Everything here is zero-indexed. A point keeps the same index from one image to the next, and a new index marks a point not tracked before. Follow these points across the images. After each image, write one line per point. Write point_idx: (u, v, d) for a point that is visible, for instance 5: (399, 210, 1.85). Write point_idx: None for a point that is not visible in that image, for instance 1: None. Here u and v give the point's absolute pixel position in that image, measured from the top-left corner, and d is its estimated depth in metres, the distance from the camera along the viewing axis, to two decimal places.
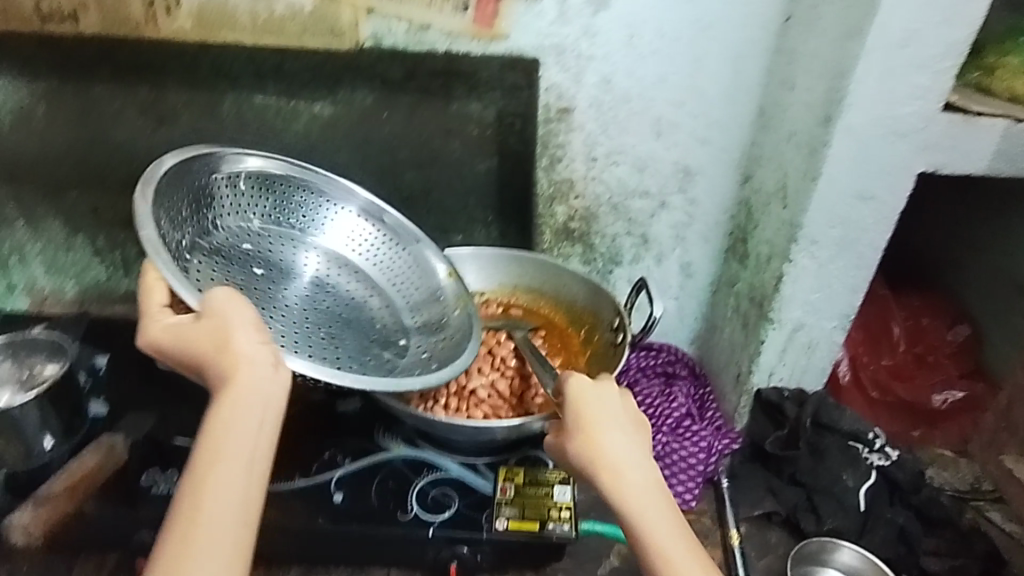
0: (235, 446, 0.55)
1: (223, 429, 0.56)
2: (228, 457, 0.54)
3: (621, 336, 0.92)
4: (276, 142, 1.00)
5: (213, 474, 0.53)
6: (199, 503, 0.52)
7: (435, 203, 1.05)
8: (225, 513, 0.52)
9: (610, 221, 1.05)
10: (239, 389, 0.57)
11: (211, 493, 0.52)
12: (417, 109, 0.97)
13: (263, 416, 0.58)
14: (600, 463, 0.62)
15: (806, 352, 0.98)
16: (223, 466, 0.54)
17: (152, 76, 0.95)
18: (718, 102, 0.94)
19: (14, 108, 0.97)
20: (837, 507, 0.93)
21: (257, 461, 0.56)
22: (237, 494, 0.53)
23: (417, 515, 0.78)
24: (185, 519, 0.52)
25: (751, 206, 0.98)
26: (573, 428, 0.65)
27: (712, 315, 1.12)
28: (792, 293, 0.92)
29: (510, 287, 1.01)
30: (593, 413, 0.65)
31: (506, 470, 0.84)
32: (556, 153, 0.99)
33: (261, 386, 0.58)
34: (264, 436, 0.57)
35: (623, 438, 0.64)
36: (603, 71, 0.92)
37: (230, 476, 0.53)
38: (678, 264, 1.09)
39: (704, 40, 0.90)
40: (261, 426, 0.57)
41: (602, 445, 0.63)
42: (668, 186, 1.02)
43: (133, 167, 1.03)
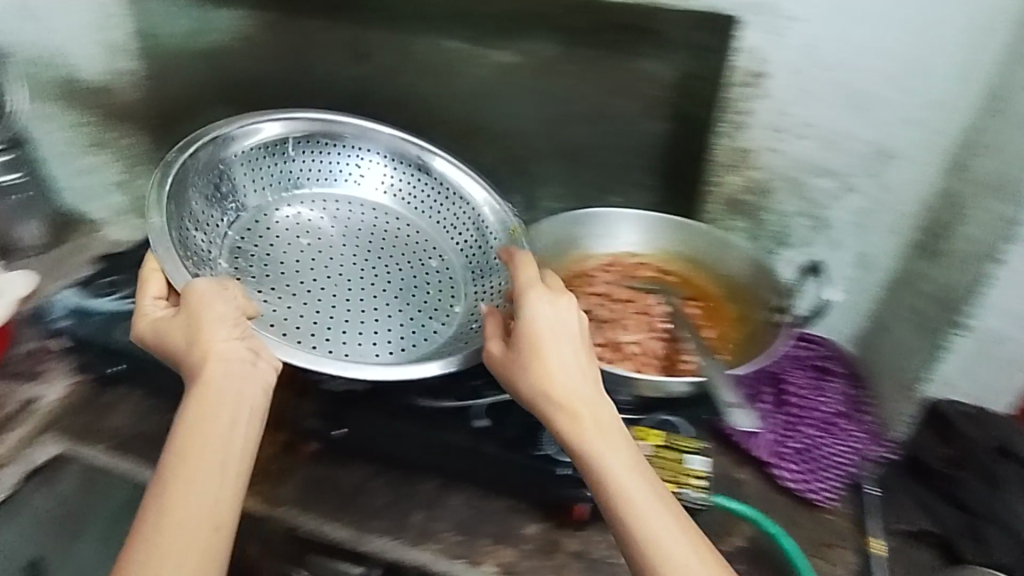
0: (216, 446, 0.59)
1: (203, 434, 0.60)
2: (207, 457, 0.59)
3: (778, 316, 0.89)
4: (456, 84, 1.04)
5: (210, 469, 0.58)
6: (158, 501, 0.56)
7: (599, 160, 1.04)
8: (194, 512, 0.56)
9: (786, 199, 0.99)
10: (219, 394, 0.62)
11: (170, 480, 0.57)
12: (597, 63, 0.97)
13: (243, 416, 0.62)
14: (546, 388, 0.65)
15: (996, 365, 0.92)
16: (205, 462, 0.58)
17: (358, 13, 1.02)
18: (934, 79, 0.85)
19: (238, 35, 1.09)
20: (1010, 537, 0.86)
21: (241, 457, 0.60)
22: (209, 499, 0.57)
23: (548, 453, 0.82)
24: (158, 512, 0.56)
25: (956, 198, 0.88)
26: (522, 350, 0.67)
27: (886, 314, 1.02)
28: (996, 299, 0.87)
29: (669, 252, 0.99)
30: (535, 331, 0.68)
31: (642, 430, 0.83)
32: (738, 119, 0.94)
33: (231, 378, 0.63)
34: (240, 436, 0.61)
35: (567, 353, 0.67)
36: (805, 36, 0.86)
37: (207, 468, 0.58)
38: (853, 255, 1.01)
39: (930, 8, 0.81)
40: (239, 425, 0.61)
41: (556, 373, 0.66)
42: (859, 169, 0.93)
43: (326, 97, 1.12)
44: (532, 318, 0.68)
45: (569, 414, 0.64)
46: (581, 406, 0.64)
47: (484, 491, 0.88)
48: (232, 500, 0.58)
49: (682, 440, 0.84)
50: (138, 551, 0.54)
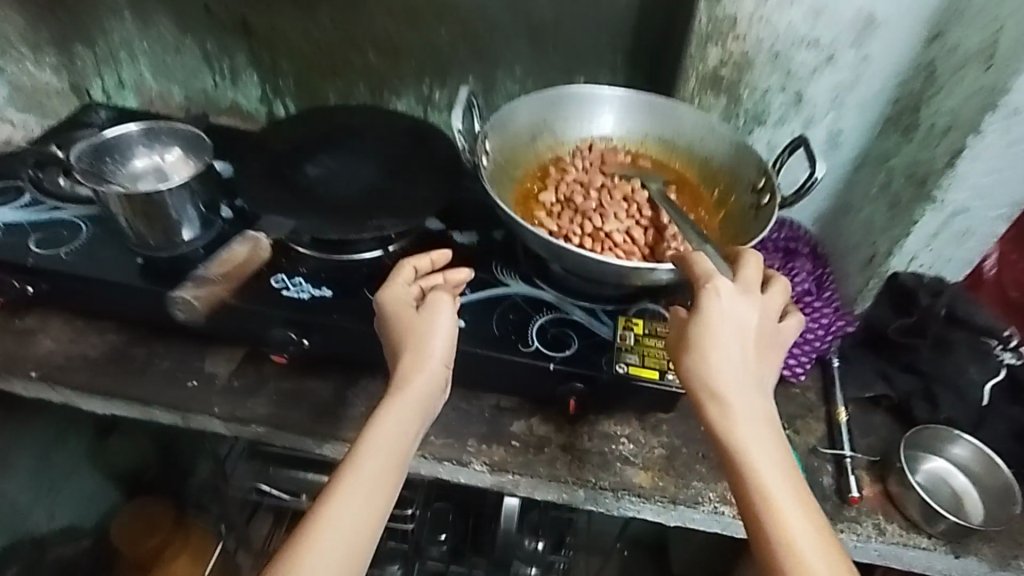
0: (736, 398, 0.60)
1: (732, 424, 0.60)
2: (734, 402, 0.60)
3: (767, 198, 0.84)
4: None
5: (728, 420, 0.60)
6: (757, 484, 0.57)
7: (563, 39, 1.08)
8: (783, 497, 0.56)
9: (763, 71, 0.90)
10: (718, 351, 0.61)
11: (736, 432, 0.59)
12: None
13: (763, 381, 0.63)
14: (705, 372, 0.61)
15: (958, 240, 0.87)
16: (736, 411, 0.60)
17: None
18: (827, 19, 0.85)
19: None
20: (957, 399, 0.83)
21: (764, 410, 0.61)
22: (789, 494, 0.57)
23: (537, 348, 0.80)
24: (763, 490, 0.57)
25: (934, 69, 0.84)
26: (398, 347, 0.69)
27: (850, 193, 1.00)
28: (968, 171, 0.79)
29: (640, 137, 0.96)
30: (716, 320, 0.62)
31: (625, 320, 0.84)
32: (730, 42, 0.88)
33: (729, 324, 0.62)
34: (755, 369, 0.62)
35: (727, 347, 0.62)
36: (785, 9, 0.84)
37: (753, 431, 0.59)
38: (826, 132, 0.96)
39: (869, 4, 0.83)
40: (746, 365, 0.62)
41: (710, 348, 0.61)
42: (842, 37, 0.86)
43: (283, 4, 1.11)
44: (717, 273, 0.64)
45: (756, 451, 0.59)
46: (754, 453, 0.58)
47: (494, 396, 0.86)
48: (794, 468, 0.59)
49: (663, 326, 0.84)
50: (766, 534, 0.55)
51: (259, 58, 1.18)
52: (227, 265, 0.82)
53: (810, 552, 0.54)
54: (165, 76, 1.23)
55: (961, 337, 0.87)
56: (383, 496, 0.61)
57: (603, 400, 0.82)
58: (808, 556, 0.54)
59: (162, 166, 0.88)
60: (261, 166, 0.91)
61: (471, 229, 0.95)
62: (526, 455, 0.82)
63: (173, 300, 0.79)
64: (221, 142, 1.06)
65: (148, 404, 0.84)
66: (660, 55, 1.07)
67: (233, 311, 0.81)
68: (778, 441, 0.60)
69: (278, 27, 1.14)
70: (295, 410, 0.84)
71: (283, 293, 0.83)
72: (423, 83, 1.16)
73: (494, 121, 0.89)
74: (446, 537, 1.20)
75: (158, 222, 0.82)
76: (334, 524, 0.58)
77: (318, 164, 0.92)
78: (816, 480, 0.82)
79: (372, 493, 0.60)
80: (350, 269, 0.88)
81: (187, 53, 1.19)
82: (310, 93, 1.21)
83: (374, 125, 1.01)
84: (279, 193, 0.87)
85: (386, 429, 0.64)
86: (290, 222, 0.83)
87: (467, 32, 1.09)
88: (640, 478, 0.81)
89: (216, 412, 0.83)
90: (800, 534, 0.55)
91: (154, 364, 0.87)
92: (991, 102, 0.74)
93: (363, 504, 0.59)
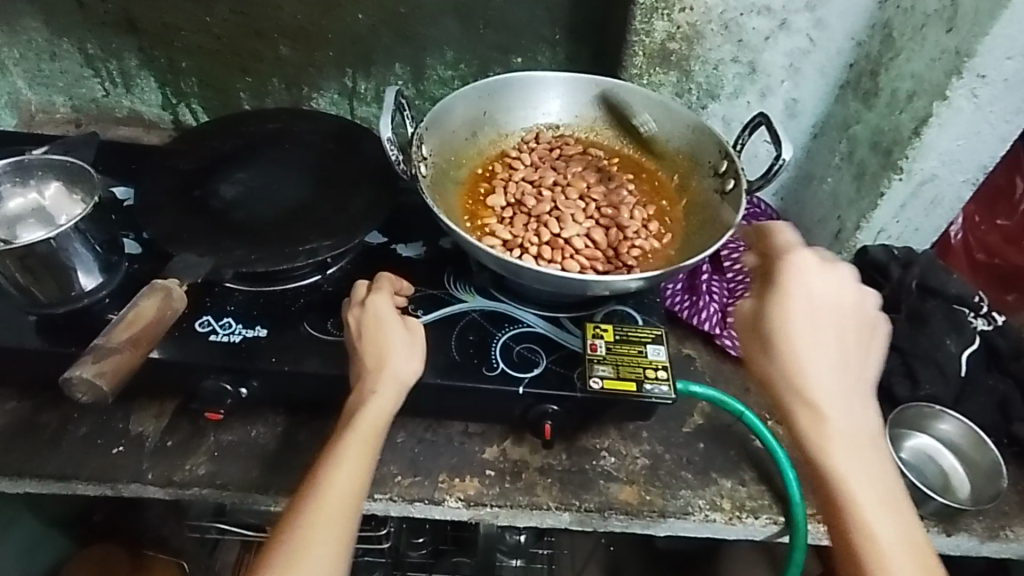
0: (824, 385, 0.55)
1: (824, 420, 0.55)
2: (824, 391, 0.55)
3: (731, 182, 0.78)
4: None
5: (814, 409, 0.55)
6: (841, 476, 0.54)
7: (495, 15, 0.97)
8: (862, 490, 0.54)
9: (714, 42, 0.84)
10: (800, 336, 0.56)
11: (829, 425, 0.55)
12: None
13: (855, 360, 0.57)
14: (790, 358, 0.56)
15: (928, 209, 0.85)
16: (824, 398, 0.55)
17: None
18: None
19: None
20: (937, 373, 0.82)
21: (856, 398, 0.56)
22: (875, 495, 0.54)
23: (504, 371, 0.74)
24: (845, 483, 0.54)
25: (893, 29, 0.80)
26: (363, 355, 0.67)
27: (811, 162, 0.96)
28: (935, 139, 0.76)
29: (590, 121, 0.89)
30: (794, 303, 0.57)
31: (594, 326, 0.78)
32: (678, 15, 0.81)
33: (810, 306, 0.57)
34: (846, 350, 0.57)
35: (809, 330, 0.56)
36: None
37: (841, 418, 0.55)
38: (783, 102, 0.91)
39: None
40: (833, 351, 0.56)
41: (792, 334, 0.56)
42: (795, 0, 0.81)
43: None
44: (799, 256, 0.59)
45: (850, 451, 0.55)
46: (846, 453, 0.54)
47: (462, 423, 0.79)
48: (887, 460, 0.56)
49: (635, 329, 0.79)
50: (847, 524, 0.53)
51: (150, 60, 1.04)
52: (132, 327, 0.60)
53: (887, 546, 0.52)
54: (46, 86, 1.07)
55: (933, 307, 0.85)
56: (351, 505, 0.60)
57: (579, 417, 0.76)
58: (885, 551, 0.52)
59: (43, 207, 0.76)
60: (165, 190, 0.79)
61: (417, 239, 0.87)
62: (502, 485, 0.76)
63: (67, 381, 0.56)
64: (118, 163, 0.93)
65: (64, 480, 0.72)
66: (601, 26, 0.98)
67: (154, 366, 0.70)
68: (871, 427, 0.56)
69: (171, 22, 0.99)
70: (240, 465, 0.74)
71: (211, 338, 0.73)
72: (346, 74, 1.03)
73: (429, 120, 0.79)
74: (424, 541, 1.11)
75: (50, 277, 0.70)
76: (308, 531, 0.57)
77: (233, 184, 0.81)
78: (803, 473, 0.79)
79: (341, 501, 0.59)
80: (283, 300, 0.78)
81: (67, 57, 1.04)
82: (215, 94, 1.06)
83: (294, 129, 0.89)
84: (186, 222, 0.75)
85: (356, 437, 0.62)
86: (207, 259, 0.72)
87: (388, 14, 0.97)
88: (624, 495, 0.76)
89: (148, 479, 0.72)
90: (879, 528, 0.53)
91: (68, 432, 0.76)
92: (957, 66, 0.71)
93: (340, 501, 0.59)
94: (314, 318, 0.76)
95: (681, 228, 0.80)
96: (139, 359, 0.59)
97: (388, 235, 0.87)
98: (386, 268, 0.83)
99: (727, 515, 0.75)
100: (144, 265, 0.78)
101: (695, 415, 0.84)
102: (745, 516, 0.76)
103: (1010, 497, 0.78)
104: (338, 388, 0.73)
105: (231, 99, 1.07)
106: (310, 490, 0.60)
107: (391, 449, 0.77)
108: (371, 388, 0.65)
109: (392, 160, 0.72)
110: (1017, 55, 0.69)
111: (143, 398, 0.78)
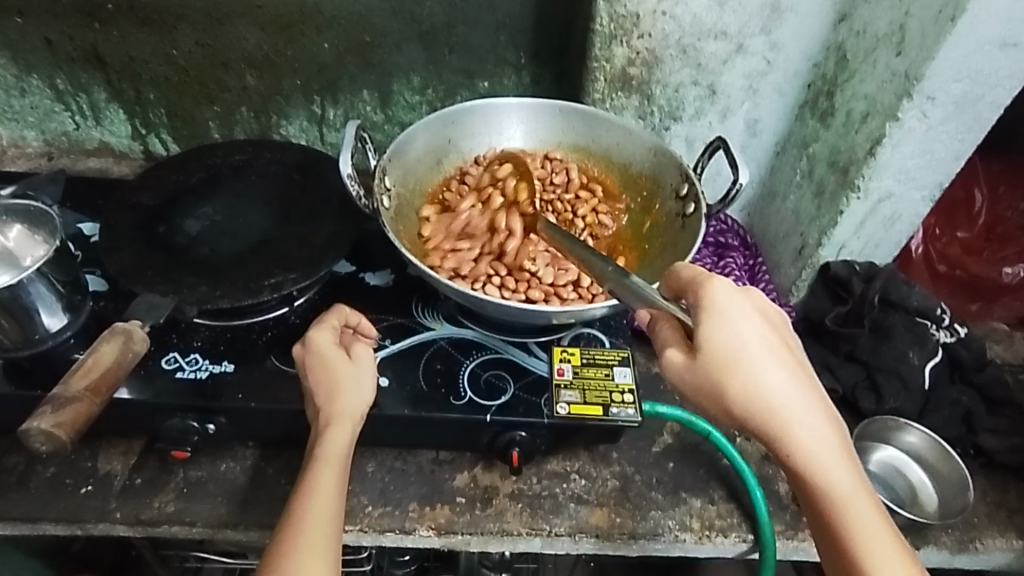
0: (784, 400, 0.54)
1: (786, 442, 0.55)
2: (784, 408, 0.55)
3: (691, 205, 0.79)
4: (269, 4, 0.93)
5: (783, 428, 0.54)
6: (824, 484, 0.54)
7: (459, 40, 0.98)
8: (846, 476, 0.54)
9: (673, 67, 0.85)
10: (749, 360, 0.55)
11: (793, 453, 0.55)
12: None
13: (797, 364, 0.57)
14: (747, 387, 0.54)
15: (885, 224, 0.86)
16: (788, 412, 0.54)
17: None
18: (732, 10, 0.80)
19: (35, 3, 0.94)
20: (900, 387, 0.83)
21: (811, 400, 0.55)
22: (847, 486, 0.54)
23: (471, 400, 0.74)
24: (826, 489, 0.54)
25: (846, 51, 0.81)
26: (315, 392, 0.68)
27: (774, 179, 0.98)
28: (889, 158, 0.78)
29: (553, 146, 0.90)
30: (733, 332, 0.55)
31: (561, 350, 0.79)
32: (636, 42, 0.83)
33: (741, 334, 0.55)
34: (787, 358, 0.56)
35: (751, 350, 0.55)
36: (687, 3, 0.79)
37: (810, 429, 0.55)
38: (744, 122, 0.92)
39: None
40: (777, 364, 0.55)
41: (738, 365, 0.54)
42: (750, 25, 0.82)
43: (136, 31, 0.96)
44: (718, 290, 0.56)
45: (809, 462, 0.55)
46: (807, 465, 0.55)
47: (431, 451, 0.80)
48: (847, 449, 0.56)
49: (601, 352, 0.80)
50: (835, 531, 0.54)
51: (119, 92, 1.03)
52: (89, 375, 0.60)
53: (877, 539, 0.53)
54: (15, 120, 1.07)
55: (896, 320, 0.87)
56: (334, 531, 0.60)
57: (547, 443, 0.76)
58: (874, 534, 0.53)
59: (7, 249, 0.75)
60: (130, 228, 0.79)
61: (384, 267, 0.87)
62: (472, 512, 0.76)
63: (26, 433, 0.56)
64: (85, 199, 0.92)
65: (32, 522, 0.72)
66: (565, 48, 0.99)
67: (120, 407, 0.70)
68: (830, 423, 0.56)
69: (137, 56, 0.99)
70: (210, 501, 0.74)
71: (177, 375, 0.73)
72: (314, 101, 1.04)
73: (391, 153, 0.80)
74: (410, 559, 1.07)
75: (14, 323, 0.70)
76: (302, 558, 0.57)
77: (198, 218, 0.81)
78: (771, 490, 0.80)
79: (323, 531, 0.59)
80: (250, 334, 0.78)
81: (34, 92, 1.03)
82: (185, 124, 1.07)
83: (261, 160, 0.90)
84: (151, 259, 0.75)
85: (325, 464, 0.62)
86: (171, 299, 0.72)
87: (352, 43, 0.97)
88: (595, 518, 0.76)
89: (116, 518, 0.72)
90: (864, 522, 0.53)
91: (35, 473, 0.75)
92: (907, 89, 0.72)
93: (329, 531, 0.59)
94: (281, 351, 0.77)
95: (644, 250, 0.82)
96: (97, 406, 0.59)
97: (356, 264, 0.87)
98: (354, 298, 0.84)
99: (696, 534, 0.76)
100: (110, 304, 0.78)
101: (664, 433, 0.84)
102: (714, 535, 0.76)
103: (977, 509, 0.79)
104: (305, 421, 0.73)
105: (200, 128, 1.07)
106: (293, 524, 0.59)
107: (361, 480, 0.77)
108: (327, 421, 0.66)
109: (353, 194, 0.73)
110: (964, 79, 0.71)
111: (112, 435, 0.78)
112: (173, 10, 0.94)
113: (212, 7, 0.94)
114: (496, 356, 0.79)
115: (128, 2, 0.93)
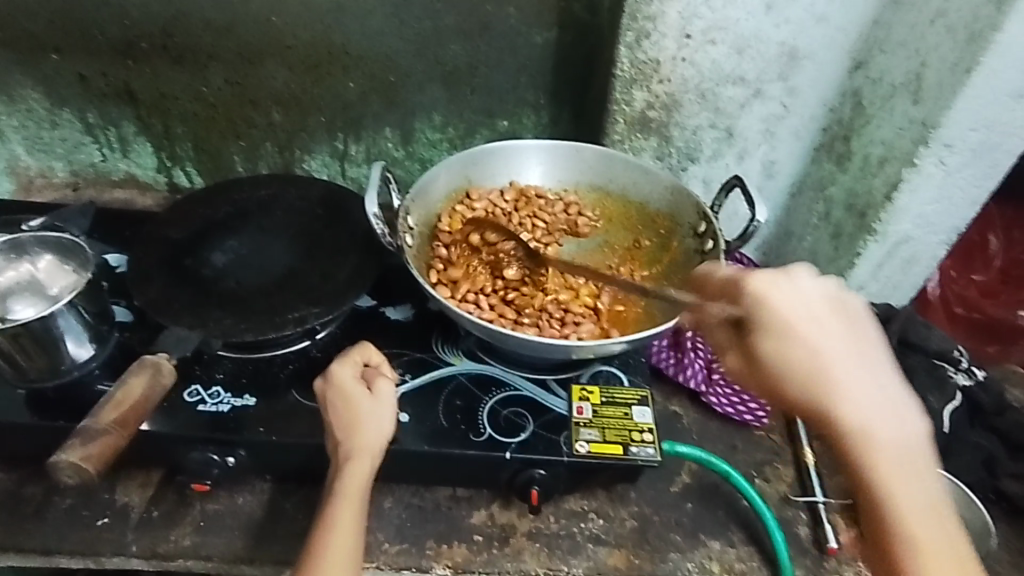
0: (848, 392, 0.50)
1: (872, 453, 0.49)
2: (859, 415, 0.50)
3: (710, 243, 0.80)
4: (298, 44, 0.96)
5: (835, 410, 0.50)
6: (898, 522, 0.48)
7: (480, 82, 1.00)
8: (914, 486, 0.48)
9: (692, 111, 0.87)
10: (819, 359, 0.51)
11: (865, 450, 0.49)
12: (428, 21, 0.94)
13: (871, 356, 0.52)
14: (804, 379, 0.51)
15: (903, 266, 0.87)
16: (870, 425, 0.49)
17: None
18: (748, 57, 0.83)
19: (72, 41, 0.97)
20: None
21: (894, 404, 0.50)
22: (922, 494, 0.48)
23: (491, 437, 0.74)
24: (883, 492, 0.48)
25: (862, 98, 0.84)
26: (334, 427, 0.67)
27: (790, 220, 0.99)
28: (907, 203, 0.79)
29: (571, 185, 0.91)
30: (792, 344, 0.51)
31: (580, 388, 0.79)
32: (656, 86, 0.85)
33: (805, 306, 0.52)
34: (855, 343, 0.52)
35: (845, 353, 0.51)
36: (707, 50, 0.82)
37: (895, 437, 0.49)
38: (761, 163, 0.94)
39: (791, 40, 0.82)
40: (869, 357, 0.52)
41: (815, 377, 0.50)
42: (767, 71, 0.84)
43: (168, 69, 0.99)
44: (754, 280, 0.54)
45: (886, 471, 0.49)
46: (889, 471, 0.49)
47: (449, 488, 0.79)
48: (913, 435, 0.50)
49: (621, 390, 0.80)
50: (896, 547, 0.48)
51: (147, 126, 1.06)
52: (119, 409, 0.61)
53: None
54: (45, 152, 1.09)
55: (914, 362, 0.87)
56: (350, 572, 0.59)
57: (566, 483, 0.75)
58: (938, 563, 0.47)
59: (37, 279, 0.77)
60: (158, 261, 0.80)
61: (405, 301, 0.88)
62: (490, 551, 0.75)
63: (54, 466, 0.56)
64: (112, 229, 0.94)
65: (47, 554, 0.71)
66: (583, 91, 1.02)
67: (142, 439, 0.71)
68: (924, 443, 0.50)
69: (167, 92, 1.02)
70: (226, 535, 0.74)
71: (199, 407, 0.73)
72: (337, 138, 1.06)
73: (414, 194, 0.82)
74: None
75: (42, 353, 0.70)
76: None
77: (224, 252, 0.83)
78: (792, 533, 0.80)
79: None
80: (273, 367, 0.79)
81: (65, 125, 1.06)
82: (209, 157, 1.09)
83: (286, 196, 0.91)
84: (178, 292, 0.76)
85: (344, 502, 0.62)
86: (197, 332, 0.73)
87: (377, 82, 1.00)
88: (613, 559, 0.75)
89: (132, 551, 0.72)
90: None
91: (52, 504, 0.75)
92: (925, 136, 0.73)
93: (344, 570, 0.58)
94: (302, 385, 0.77)
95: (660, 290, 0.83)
96: (125, 439, 0.60)
97: (377, 298, 0.88)
98: (375, 332, 0.84)
99: None
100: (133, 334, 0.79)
101: (683, 474, 0.84)
102: None
103: (1002, 557, 0.77)
104: (324, 456, 0.73)
105: (223, 161, 1.09)
106: (311, 562, 0.59)
107: (378, 516, 0.77)
108: (348, 455, 0.65)
109: (379, 233, 0.74)
110: (980, 127, 0.72)
111: (130, 467, 0.77)
112: (205, 49, 0.97)
113: (242, 46, 0.97)
114: (517, 392, 0.79)
115: (162, 41, 0.97)
